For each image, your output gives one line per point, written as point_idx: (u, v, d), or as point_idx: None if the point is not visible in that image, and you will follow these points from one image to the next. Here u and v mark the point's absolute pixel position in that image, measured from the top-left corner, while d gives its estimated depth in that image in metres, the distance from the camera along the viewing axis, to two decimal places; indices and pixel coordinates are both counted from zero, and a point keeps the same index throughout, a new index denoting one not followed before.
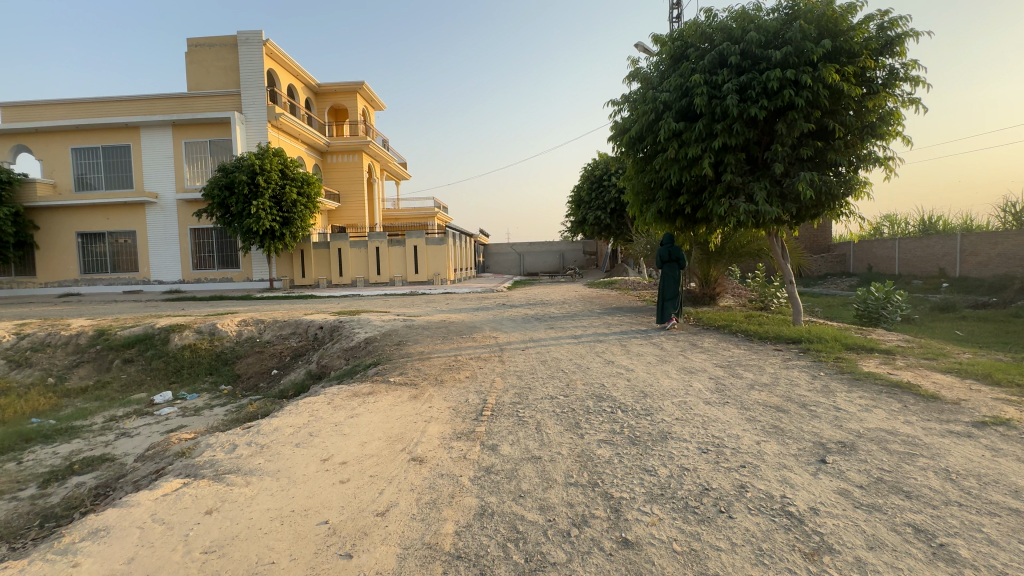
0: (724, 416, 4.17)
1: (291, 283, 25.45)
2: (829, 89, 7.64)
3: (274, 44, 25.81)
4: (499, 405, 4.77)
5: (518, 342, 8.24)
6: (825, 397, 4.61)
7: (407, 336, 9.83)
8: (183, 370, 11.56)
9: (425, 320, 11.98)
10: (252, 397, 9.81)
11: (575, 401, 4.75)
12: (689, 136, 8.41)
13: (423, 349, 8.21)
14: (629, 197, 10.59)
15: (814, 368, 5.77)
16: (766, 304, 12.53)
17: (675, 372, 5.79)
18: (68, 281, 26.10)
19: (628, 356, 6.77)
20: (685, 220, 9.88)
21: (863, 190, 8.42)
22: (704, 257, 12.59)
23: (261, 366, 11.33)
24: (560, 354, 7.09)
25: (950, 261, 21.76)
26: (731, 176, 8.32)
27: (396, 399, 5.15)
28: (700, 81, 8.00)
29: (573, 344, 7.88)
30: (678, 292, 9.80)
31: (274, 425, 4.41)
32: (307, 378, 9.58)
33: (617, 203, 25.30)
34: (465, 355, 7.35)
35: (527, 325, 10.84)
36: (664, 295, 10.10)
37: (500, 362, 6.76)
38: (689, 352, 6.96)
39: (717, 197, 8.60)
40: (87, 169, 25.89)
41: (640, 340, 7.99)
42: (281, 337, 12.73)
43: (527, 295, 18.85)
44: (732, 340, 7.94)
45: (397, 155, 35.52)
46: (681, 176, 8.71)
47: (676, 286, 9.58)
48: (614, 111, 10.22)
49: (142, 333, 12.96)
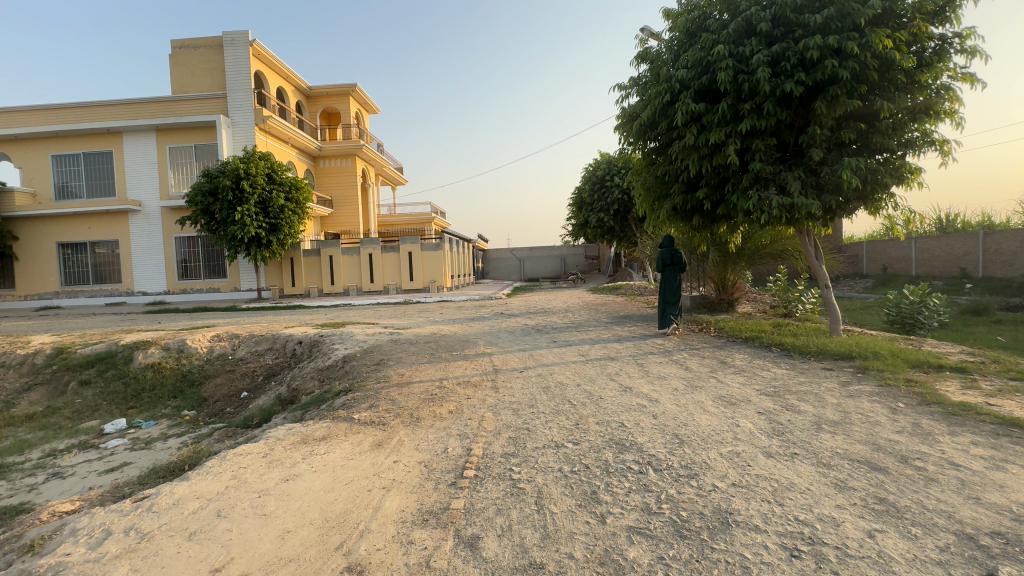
0: (801, 480, 2.97)
1: (280, 293, 24.32)
2: (878, 58, 6.49)
3: (261, 45, 24.81)
4: (486, 458, 3.56)
5: (516, 362, 7.03)
6: (928, 445, 3.41)
7: (391, 353, 8.67)
8: (143, 394, 10.38)
9: (413, 334, 10.78)
10: (213, 427, 8.56)
11: (588, 452, 3.55)
12: (710, 119, 7.27)
13: (405, 371, 6.99)
14: (638, 193, 9.47)
15: (889, 398, 4.56)
16: (790, 310, 11.28)
17: (711, 406, 4.57)
18: (48, 293, 24.98)
19: (648, 380, 5.60)
20: (703, 217, 8.79)
21: (915, 178, 7.24)
22: (721, 258, 11.39)
23: (230, 389, 10.14)
24: (565, 378, 5.87)
25: (972, 260, 20.53)
26: (760, 164, 7.18)
27: (357, 447, 3.97)
28: (724, 53, 6.85)
29: (581, 363, 6.68)
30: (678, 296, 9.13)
31: (174, 497, 3.21)
32: (276, 404, 8.36)
33: (620, 205, 24.19)
34: (453, 380, 6.15)
35: (527, 338, 9.64)
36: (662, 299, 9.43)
37: (494, 390, 5.54)
38: (723, 374, 5.76)
39: (743, 189, 7.47)
40: (68, 177, 24.85)
41: (659, 359, 6.78)
42: (256, 354, 11.56)
43: (527, 302, 17.67)
44: (768, 356, 6.75)
45: (392, 159, 34.46)
46: (701, 166, 7.59)
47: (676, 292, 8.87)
48: (620, 96, 9.10)
49: (105, 351, 11.79)
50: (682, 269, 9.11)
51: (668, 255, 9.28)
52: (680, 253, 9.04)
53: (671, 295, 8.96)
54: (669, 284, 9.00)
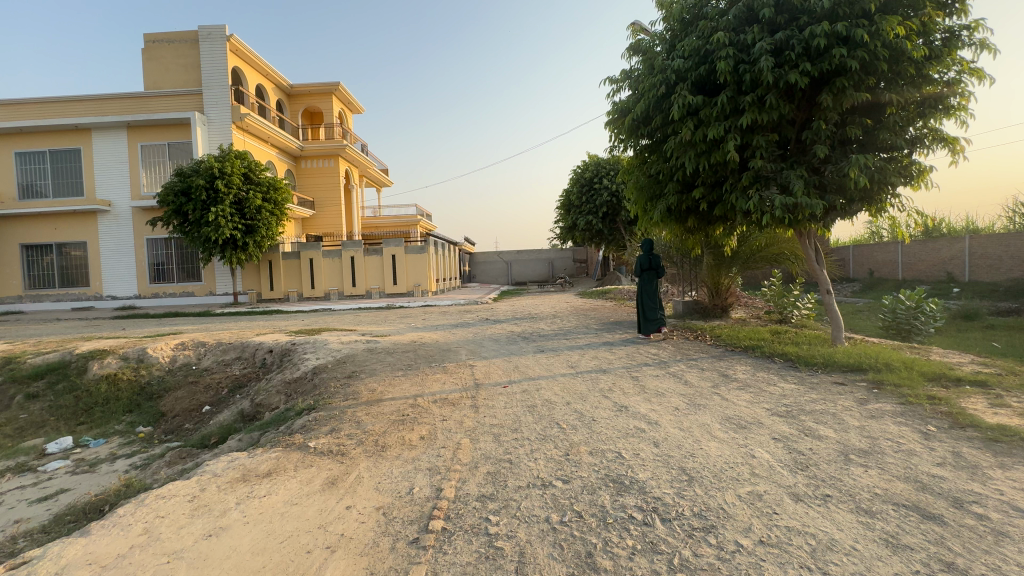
0: (843, 536, 2.41)
1: (257, 297, 23.36)
2: (888, 47, 6.04)
3: (238, 40, 23.94)
4: (459, 503, 2.96)
5: (500, 375, 6.41)
6: (981, 485, 2.88)
7: (366, 364, 8.02)
8: (95, 409, 9.55)
9: (391, 342, 10.12)
10: (167, 447, 7.79)
11: (581, 495, 2.96)
12: (708, 113, 6.79)
13: (377, 386, 6.33)
14: (630, 193, 9.00)
15: (917, 420, 4.05)
16: (785, 317, 10.90)
17: (719, 430, 4.01)
18: (10, 298, 23.69)
19: (645, 397, 5.04)
20: (697, 218, 8.37)
21: (923, 177, 6.82)
22: (715, 262, 10.92)
23: (190, 403, 9.34)
24: (553, 395, 5.26)
25: (959, 265, 20.42)
26: (760, 162, 6.73)
27: (305, 487, 3.33)
28: (724, 41, 6.37)
29: (570, 377, 6.10)
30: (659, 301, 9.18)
31: (60, 563, 2.54)
32: (237, 420, 7.62)
33: (609, 207, 23.82)
34: (429, 397, 5.52)
35: (513, 346, 9.04)
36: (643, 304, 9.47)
37: (473, 410, 4.93)
38: (726, 390, 5.22)
39: (743, 189, 7.01)
40: (33, 176, 23.65)
41: (655, 371, 6.22)
42: (223, 364, 10.78)
43: (514, 307, 17.09)
44: (772, 367, 6.24)
45: (377, 160, 33.70)
46: (698, 164, 7.12)
47: (656, 296, 8.91)
48: (611, 90, 8.62)
49: (57, 361, 10.89)
50: (660, 272, 9.20)
51: (647, 259, 9.37)
52: (657, 256, 9.13)
53: (651, 300, 8.99)
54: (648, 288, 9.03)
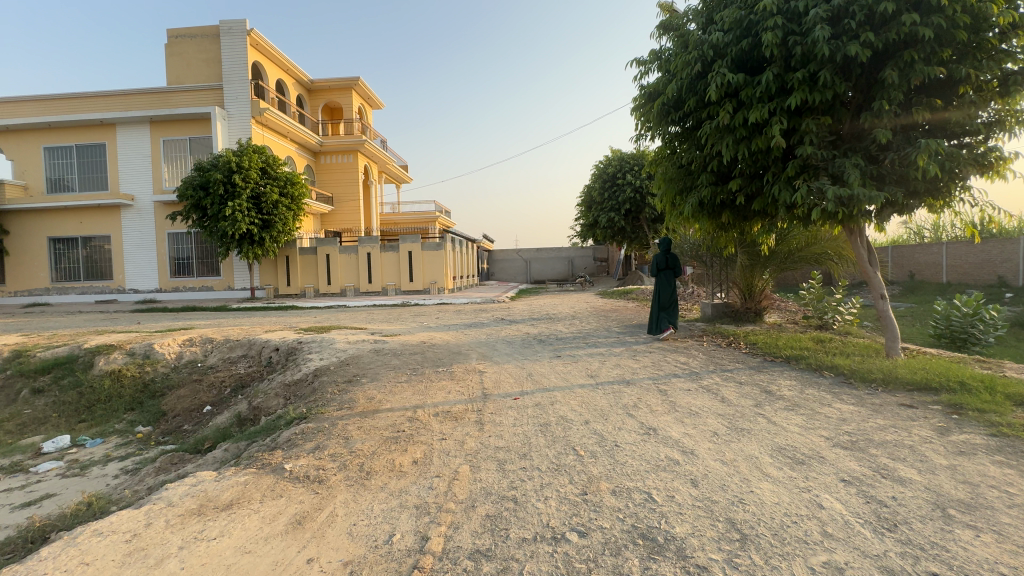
0: None
1: (274, 293, 23.26)
2: (968, 13, 5.19)
3: (258, 34, 23.84)
4: (445, 561, 2.36)
5: (510, 384, 5.77)
6: None
7: (371, 367, 7.50)
8: (97, 407, 9.30)
9: (399, 343, 9.57)
10: (162, 450, 7.42)
11: (601, 558, 2.31)
12: (750, 94, 6.04)
13: (376, 393, 5.75)
14: (658, 186, 8.29)
15: (1022, 460, 3.26)
16: (826, 323, 9.96)
17: (771, 466, 3.29)
18: (38, 290, 24.13)
19: (677, 418, 4.34)
20: (732, 213, 7.62)
21: (1002, 164, 5.92)
22: (748, 262, 10.08)
23: (192, 402, 8.98)
24: (569, 412, 4.60)
25: (1011, 268, 18.85)
26: (810, 148, 5.95)
27: (265, 527, 2.75)
28: (773, 8, 5.58)
29: (588, 389, 5.42)
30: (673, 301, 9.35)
31: None
32: (233, 424, 7.19)
33: (632, 204, 22.96)
34: (429, 410, 4.92)
35: (528, 350, 8.41)
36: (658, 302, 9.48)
37: (478, 429, 4.30)
38: (772, 411, 4.48)
39: (788, 179, 6.24)
40: (60, 170, 24.03)
41: (686, 385, 5.49)
42: (228, 361, 10.44)
43: (531, 307, 16.46)
44: (822, 383, 5.44)
45: (396, 156, 33.44)
46: (737, 152, 6.36)
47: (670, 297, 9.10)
48: (638, 72, 7.88)
49: (66, 355, 10.71)
50: (677, 273, 9.35)
51: (665, 260, 9.51)
52: (675, 257, 9.28)
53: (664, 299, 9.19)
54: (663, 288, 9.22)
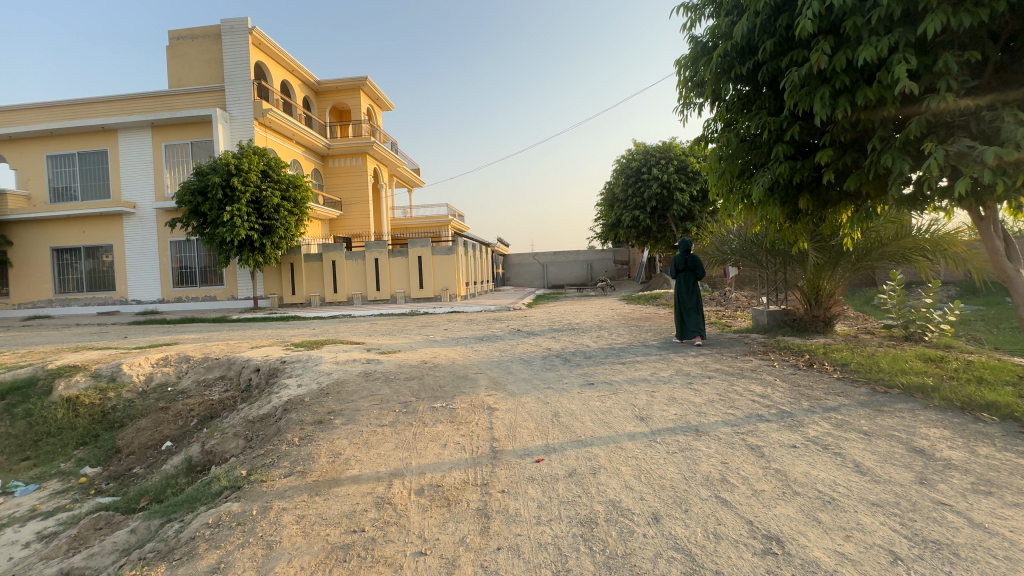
0: None
1: (279, 302, 22.06)
2: None
3: (260, 33, 22.80)
4: None
5: (530, 433, 4.14)
6: None
7: (355, 398, 5.94)
8: (43, 443, 7.93)
9: (396, 364, 7.96)
10: (97, 503, 5.92)
11: None
12: (857, 23, 4.35)
13: (345, 447, 4.16)
14: (709, 168, 6.60)
15: None
16: (914, 335, 8.09)
17: None
18: (41, 302, 23.37)
19: (805, 512, 2.65)
20: (812, 197, 5.83)
21: None
22: (819, 262, 8.25)
23: (150, 437, 7.49)
24: (626, 495, 2.94)
25: None
26: (948, 93, 4.22)
27: None
28: None
29: (643, 445, 3.74)
30: (699, 304, 8.05)
31: None
32: (179, 473, 5.68)
33: (658, 201, 21.19)
34: (409, 484, 3.31)
35: (550, 373, 6.75)
36: (682, 309, 8.20)
37: (480, 529, 2.67)
38: (958, 498, 2.75)
39: (911, 142, 4.49)
40: (63, 179, 23.28)
41: (785, 439, 3.76)
42: (203, 384, 9.00)
43: (550, 315, 14.79)
44: (994, 436, 3.65)
45: (407, 158, 32.24)
46: (836, 106, 4.65)
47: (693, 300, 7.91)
48: (686, 22, 6.23)
49: (25, 378, 9.36)
50: (697, 274, 8.10)
51: (684, 261, 8.27)
52: (694, 258, 8.12)
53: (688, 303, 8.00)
54: (683, 291, 8.02)
